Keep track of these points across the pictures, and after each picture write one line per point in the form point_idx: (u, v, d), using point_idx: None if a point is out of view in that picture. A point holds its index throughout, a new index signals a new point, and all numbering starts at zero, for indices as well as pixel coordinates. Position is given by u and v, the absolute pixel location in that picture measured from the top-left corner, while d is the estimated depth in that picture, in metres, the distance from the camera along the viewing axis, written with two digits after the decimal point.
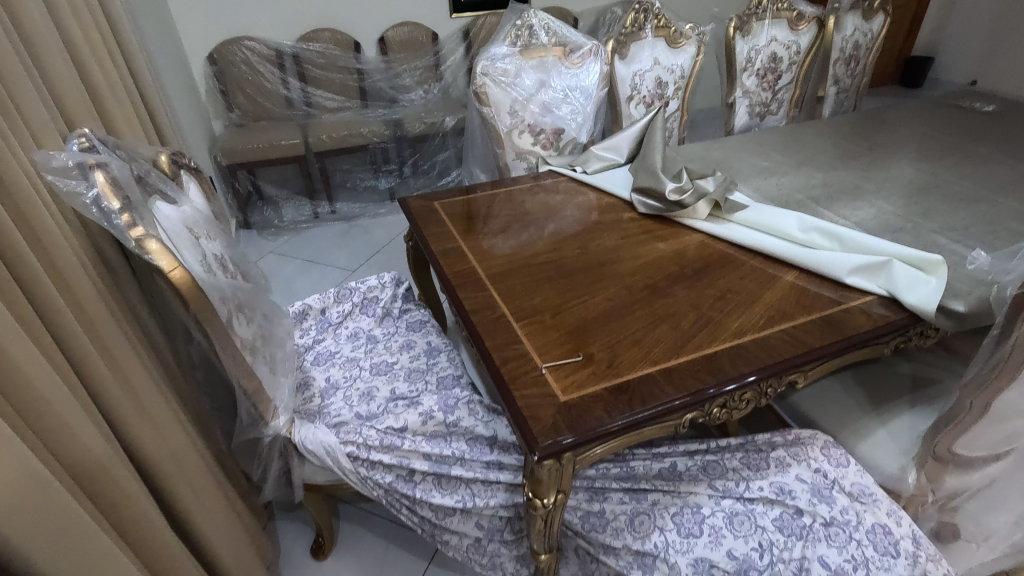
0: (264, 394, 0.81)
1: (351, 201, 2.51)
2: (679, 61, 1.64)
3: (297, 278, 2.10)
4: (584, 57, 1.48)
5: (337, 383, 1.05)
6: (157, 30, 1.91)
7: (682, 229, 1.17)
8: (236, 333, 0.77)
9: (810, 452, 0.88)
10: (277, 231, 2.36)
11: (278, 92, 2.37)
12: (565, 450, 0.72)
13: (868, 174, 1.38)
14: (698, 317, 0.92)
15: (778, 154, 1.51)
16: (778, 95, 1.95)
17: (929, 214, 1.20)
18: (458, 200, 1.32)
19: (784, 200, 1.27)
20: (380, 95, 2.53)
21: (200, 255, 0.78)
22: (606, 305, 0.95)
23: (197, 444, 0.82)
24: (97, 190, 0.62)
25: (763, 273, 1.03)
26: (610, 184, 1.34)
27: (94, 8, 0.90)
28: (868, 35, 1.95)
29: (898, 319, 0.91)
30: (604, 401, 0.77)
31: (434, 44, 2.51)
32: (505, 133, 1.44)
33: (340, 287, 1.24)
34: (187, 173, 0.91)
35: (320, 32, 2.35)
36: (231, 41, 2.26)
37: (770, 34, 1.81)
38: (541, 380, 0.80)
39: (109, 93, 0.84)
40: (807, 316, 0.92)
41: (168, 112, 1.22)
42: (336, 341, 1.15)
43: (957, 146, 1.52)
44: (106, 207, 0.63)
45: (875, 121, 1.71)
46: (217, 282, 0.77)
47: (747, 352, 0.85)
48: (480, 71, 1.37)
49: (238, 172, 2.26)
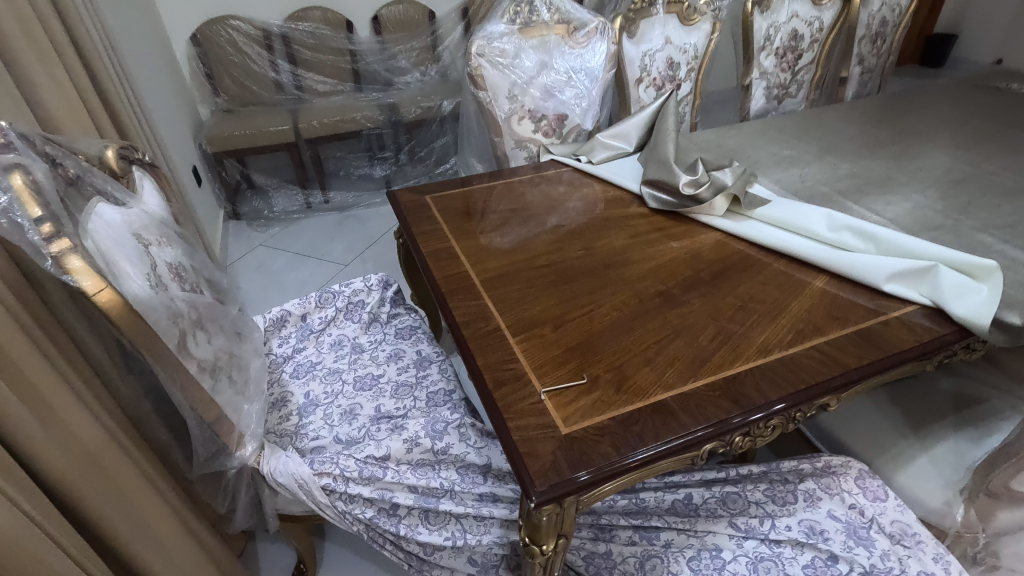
0: (226, 422, 0.71)
1: (345, 190, 2.40)
2: (692, 40, 1.51)
3: (287, 272, 2.01)
4: (589, 35, 1.34)
5: (317, 400, 0.96)
6: (132, 12, 1.79)
7: (697, 226, 1.06)
8: (187, 355, 0.67)
9: (843, 484, 0.79)
10: (267, 223, 2.26)
11: (267, 76, 2.25)
12: (567, 494, 0.62)
13: (900, 164, 1.26)
14: (717, 331, 0.82)
15: (799, 142, 1.39)
16: (799, 76, 1.81)
17: (971, 208, 1.09)
18: (452, 194, 1.21)
19: (808, 193, 1.16)
20: (375, 78, 2.40)
21: (148, 266, 0.68)
22: (614, 316, 0.85)
23: (155, 476, 0.73)
24: (11, 195, 0.53)
25: (789, 278, 0.92)
26: (618, 176, 1.22)
27: None
28: (896, 11, 1.81)
29: (945, 334, 0.80)
30: (611, 434, 0.67)
31: (432, 23, 2.37)
32: (503, 119, 1.32)
33: (322, 290, 1.13)
34: (140, 169, 0.80)
35: (309, 11, 2.23)
36: (216, 20, 2.13)
37: (791, 10, 1.68)
38: (539, 410, 0.70)
39: (44, 77, 0.73)
40: (841, 330, 0.81)
41: (129, 97, 1.11)
42: (317, 350, 1.05)
43: (996, 132, 1.39)
44: (20, 217, 0.53)
45: (904, 104, 1.58)
46: (168, 297, 0.68)
47: (774, 375, 0.74)
48: (475, 52, 1.25)
49: (225, 160, 2.15)
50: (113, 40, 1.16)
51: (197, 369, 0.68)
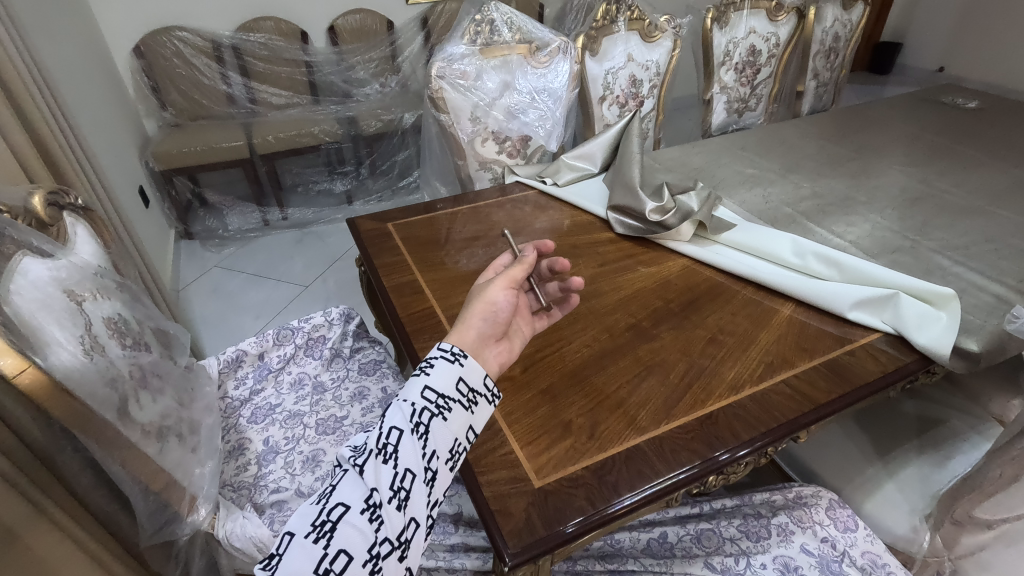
0: (176, 489, 0.64)
1: (304, 206, 2.34)
2: (654, 56, 1.51)
3: (243, 294, 1.93)
4: (552, 55, 1.33)
5: (277, 446, 0.91)
6: (65, 23, 1.69)
7: (665, 252, 1.06)
8: (132, 422, 0.62)
9: (815, 516, 0.80)
10: (222, 241, 2.18)
11: (217, 89, 2.28)
12: (561, 544, 0.61)
13: (858, 183, 1.28)
14: (688, 367, 0.81)
15: (761, 159, 1.40)
16: (757, 90, 1.84)
17: (927, 228, 1.11)
18: (416, 221, 1.17)
19: (772, 215, 1.17)
20: (332, 89, 2.44)
21: (83, 327, 0.62)
22: (585, 353, 0.83)
23: (89, 539, 0.68)
24: None
25: (757, 306, 0.92)
26: (584, 199, 1.20)
27: None
28: (847, 27, 1.87)
29: (909, 363, 0.81)
30: (585, 485, 0.65)
31: (389, 33, 2.45)
32: (467, 142, 1.30)
33: (280, 327, 1.09)
34: (72, 214, 0.74)
35: (262, 21, 2.26)
36: (160, 32, 2.14)
37: (748, 26, 1.71)
38: (511, 461, 0.68)
39: None
40: (810, 363, 0.81)
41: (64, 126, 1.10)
42: (277, 391, 1.00)
43: (945, 148, 1.44)
44: None
45: (858, 118, 1.62)
46: (105, 360, 0.62)
47: (747, 413, 0.74)
48: (435, 74, 1.23)
49: (175, 178, 2.06)
50: (31, 46, 1.12)
51: (140, 436, 0.62)
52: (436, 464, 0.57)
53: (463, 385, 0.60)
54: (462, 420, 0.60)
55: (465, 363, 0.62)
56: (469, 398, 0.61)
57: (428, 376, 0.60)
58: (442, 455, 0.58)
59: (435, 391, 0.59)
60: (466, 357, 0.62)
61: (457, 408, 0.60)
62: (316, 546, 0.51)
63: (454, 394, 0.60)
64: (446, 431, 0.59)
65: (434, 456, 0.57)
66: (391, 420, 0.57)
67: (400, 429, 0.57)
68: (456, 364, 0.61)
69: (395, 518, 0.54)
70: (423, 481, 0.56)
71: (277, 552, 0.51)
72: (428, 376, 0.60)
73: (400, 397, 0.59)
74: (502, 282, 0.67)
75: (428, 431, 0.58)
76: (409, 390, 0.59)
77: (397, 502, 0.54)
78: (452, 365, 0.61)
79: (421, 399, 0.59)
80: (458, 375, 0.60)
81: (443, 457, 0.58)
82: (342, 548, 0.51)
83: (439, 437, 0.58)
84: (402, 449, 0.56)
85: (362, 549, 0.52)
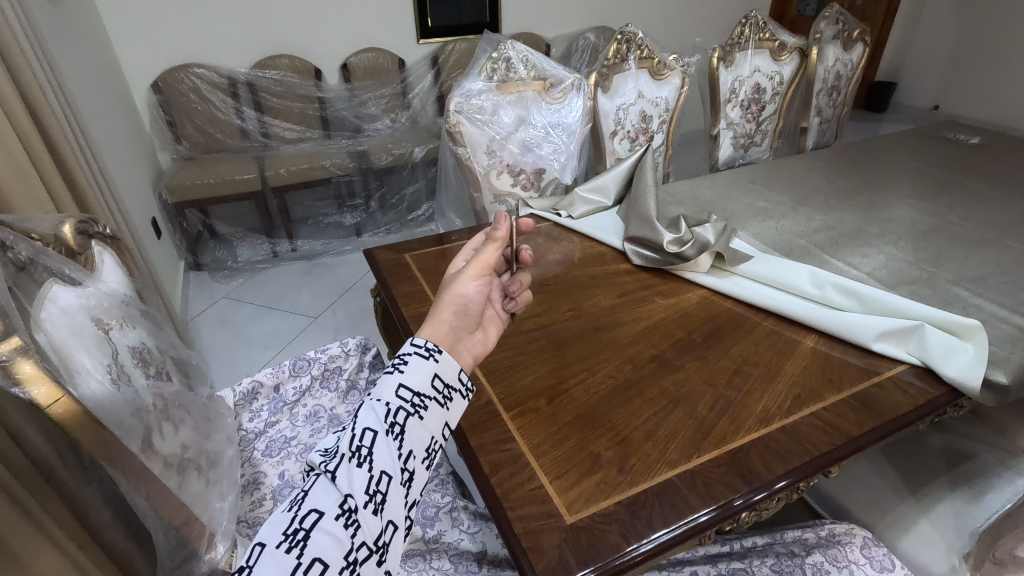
0: (196, 523, 0.62)
1: (314, 238, 2.35)
2: (663, 93, 1.55)
3: (251, 324, 1.92)
4: (565, 91, 1.36)
5: (293, 480, 0.89)
6: (88, 59, 1.73)
7: (683, 283, 1.06)
8: (157, 454, 0.61)
9: (850, 554, 0.78)
10: (231, 273, 2.20)
11: (231, 123, 2.37)
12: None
13: (869, 216, 1.29)
14: (715, 399, 0.80)
15: (771, 192, 1.42)
16: (762, 126, 1.88)
17: (942, 260, 1.11)
18: (431, 252, 1.17)
19: (787, 247, 1.17)
20: (343, 124, 2.56)
21: (110, 355, 0.62)
22: (609, 384, 0.82)
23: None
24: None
25: (780, 337, 0.92)
26: (599, 230, 1.21)
27: None
28: (848, 65, 1.93)
29: (939, 396, 0.80)
30: (618, 520, 0.63)
31: (401, 71, 2.56)
32: (482, 175, 1.32)
33: (296, 358, 1.07)
34: (100, 243, 0.74)
35: (277, 59, 2.35)
36: (179, 68, 2.24)
37: (753, 64, 1.75)
38: (541, 495, 0.66)
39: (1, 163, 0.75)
40: (837, 394, 0.80)
41: (85, 153, 1.13)
42: (292, 423, 0.98)
43: (952, 183, 1.45)
44: None
45: (864, 153, 1.65)
46: (131, 390, 0.61)
47: (778, 446, 0.72)
48: (454, 109, 1.26)
49: (186, 210, 2.08)
50: (59, 79, 1.15)
51: (162, 468, 0.61)
52: (413, 463, 0.56)
53: (438, 382, 0.60)
54: (438, 417, 0.59)
55: (440, 359, 0.61)
56: (444, 395, 0.61)
57: (402, 375, 0.59)
58: (419, 455, 0.57)
59: (410, 389, 0.58)
60: (440, 352, 0.62)
61: (432, 405, 0.59)
62: (288, 555, 0.48)
63: (429, 392, 0.59)
64: (422, 428, 0.58)
65: (411, 456, 0.56)
66: (364, 420, 0.56)
67: (375, 430, 0.55)
68: (431, 360, 0.61)
69: (372, 522, 0.52)
70: (400, 482, 0.55)
71: (246, 564, 0.47)
72: (403, 374, 0.59)
73: (372, 396, 0.58)
74: (472, 274, 0.68)
75: (404, 431, 0.57)
76: (382, 389, 0.58)
77: (373, 506, 0.53)
78: (427, 361, 0.60)
79: (396, 398, 0.57)
80: (433, 372, 0.60)
81: (420, 456, 0.57)
82: (316, 556, 0.49)
83: (415, 436, 0.57)
84: (378, 450, 0.55)
85: (338, 557, 0.50)
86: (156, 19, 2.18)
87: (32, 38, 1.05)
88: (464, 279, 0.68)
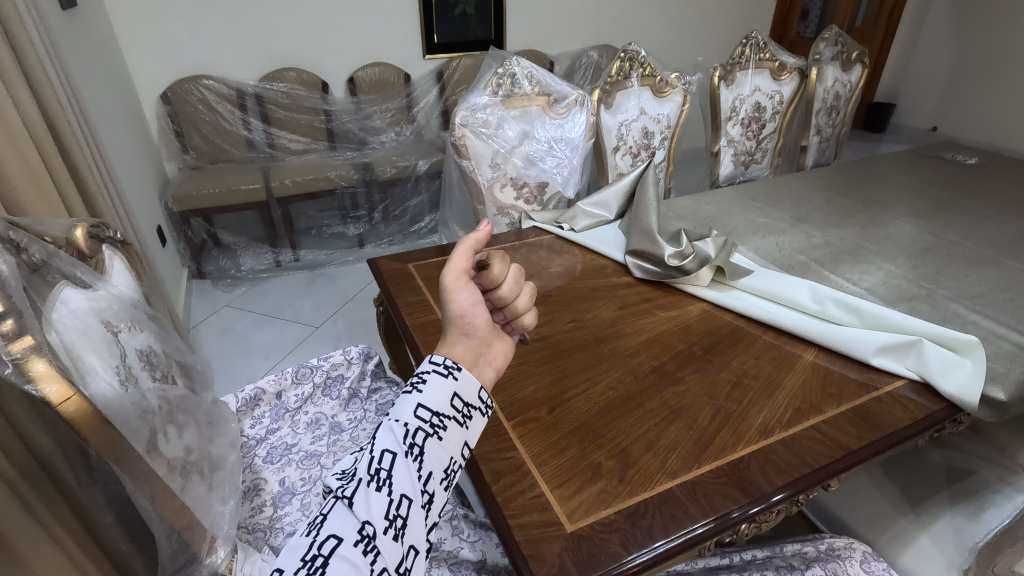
0: (199, 528, 0.61)
1: (317, 248, 2.38)
2: (665, 110, 1.57)
3: (253, 333, 1.93)
4: (569, 107, 1.39)
5: (293, 487, 0.89)
6: (100, 69, 1.76)
7: (684, 296, 1.07)
8: (161, 457, 0.61)
9: (849, 568, 0.78)
10: (234, 282, 2.21)
11: (238, 134, 2.40)
12: None
13: (868, 233, 1.31)
14: (715, 411, 0.80)
15: (771, 209, 1.43)
16: (762, 144, 1.90)
17: (940, 277, 1.12)
18: (435, 263, 1.18)
19: (787, 262, 1.19)
20: (349, 137, 2.59)
21: (117, 358, 0.62)
22: (610, 395, 0.83)
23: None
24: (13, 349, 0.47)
25: (779, 350, 0.92)
26: (601, 243, 1.23)
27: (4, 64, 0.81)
28: (847, 86, 1.96)
29: (937, 411, 0.81)
30: (619, 529, 0.63)
31: (407, 85, 2.60)
32: (486, 187, 1.34)
33: (299, 365, 1.08)
34: (110, 247, 0.75)
35: (285, 72, 2.39)
36: (188, 80, 2.28)
37: (753, 84, 1.78)
38: (542, 503, 0.67)
39: (16, 171, 0.76)
40: (837, 408, 0.81)
41: (96, 161, 1.15)
42: (293, 430, 0.99)
43: (950, 202, 1.47)
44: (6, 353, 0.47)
45: (862, 172, 1.67)
46: (138, 392, 0.62)
47: (778, 458, 0.73)
48: (459, 122, 1.28)
49: (191, 219, 2.09)
50: (73, 88, 1.17)
51: (165, 471, 0.61)
52: (433, 486, 0.54)
53: (458, 401, 0.58)
54: (457, 437, 0.57)
55: (459, 376, 0.59)
56: (463, 413, 0.58)
57: (421, 395, 0.57)
58: (438, 476, 0.55)
59: (429, 409, 0.56)
60: (459, 370, 0.59)
61: (451, 425, 0.57)
62: None
63: (448, 411, 0.57)
64: (441, 450, 0.55)
65: (430, 478, 0.54)
66: (383, 442, 0.54)
67: (393, 452, 0.53)
68: (450, 378, 0.58)
69: (392, 548, 0.51)
70: (420, 506, 0.53)
71: None
72: (422, 394, 0.56)
73: (390, 416, 0.55)
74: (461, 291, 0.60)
75: (422, 452, 0.54)
76: (400, 409, 0.56)
77: (393, 532, 0.51)
78: (446, 380, 0.58)
79: (415, 418, 0.55)
80: (452, 391, 0.58)
81: (439, 478, 0.55)
82: None
83: (434, 458, 0.55)
84: (397, 473, 0.53)
85: None
86: (167, 31, 2.23)
87: (49, 47, 1.08)
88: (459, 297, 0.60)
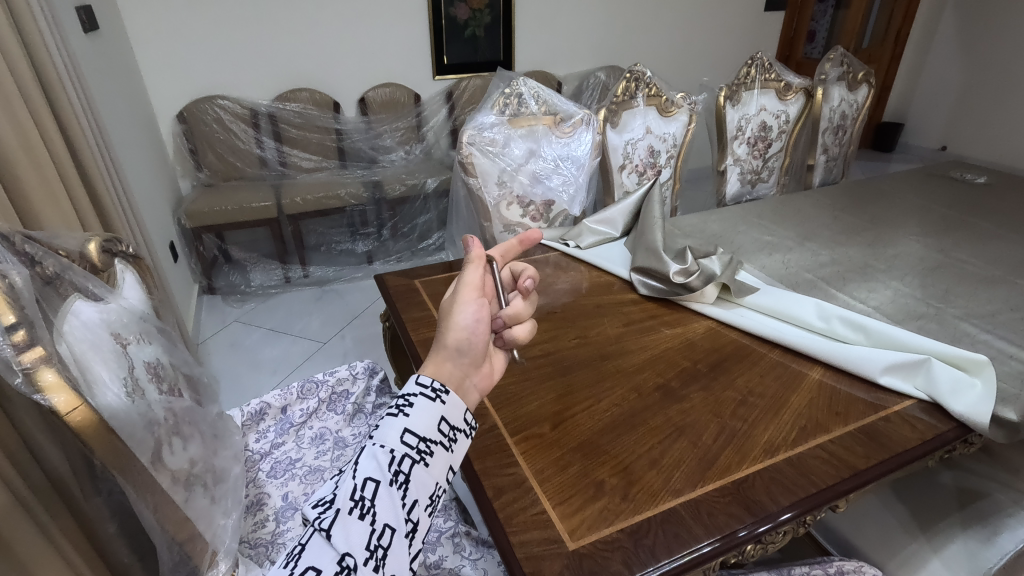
0: (199, 540, 0.61)
1: (326, 264, 2.40)
2: (671, 129, 1.58)
3: (262, 347, 1.95)
4: (575, 126, 1.41)
5: (296, 502, 0.89)
6: (120, 90, 1.82)
7: (690, 314, 1.07)
8: (165, 468, 0.61)
9: None
10: (243, 297, 2.23)
11: (251, 152, 2.45)
12: None
13: (876, 251, 1.30)
14: (720, 429, 0.79)
15: (778, 227, 1.43)
16: (769, 163, 1.90)
17: (950, 296, 1.12)
18: (442, 279, 1.19)
19: (794, 280, 1.18)
20: (359, 155, 2.63)
21: (126, 370, 0.63)
22: (613, 412, 0.82)
23: None
24: (23, 359, 0.48)
25: (785, 368, 0.92)
26: (606, 260, 1.23)
27: (25, 85, 0.84)
28: (853, 105, 1.97)
29: (947, 431, 0.80)
30: (621, 548, 0.63)
31: (417, 104, 2.65)
32: (493, 205, 1.35)
33: (305, 379, 1.07)
34: (122, 261, 0.76)
35: (298, 92, 2.44)
36: (204, 100, 2.34)
37: (759, 103, 1.80)
38: (544, 520, 0.66)
39: (33, 188, 0.79)
40: (843, 428, 0.80)
41: (113, 177, 1.18)
42: (297, 445, 0.99)
43: (960, 221, 1.46)
44: (16, 363, 0.48)
45: (870, 191, 1.67)
46: (144, 404, 0.63)
47: (784, 478, 0.72)
48: (467, 141, 1.30)
49: (203, 235, 2.13)
50: (92, 107, 1.21)
51: (169, 483, 0.61)
52: (417, 513, 0.54)
53: (444, 425, 0.58)
54: (442, 462, 0.57)
55: (447, 400, 0.59)
56: (449, 437, 0.59)
57: (408, 419, 0.57)
58: (423, 503, 0.55)
59: (416, 435, 0.56)
60: (447, 393, 0.60)
61: (437, 451, 0.57)
62: None
63: (435, 436, 0.57)
64: (426, 476, 0.56)
65: (415, 505, 0.54)
66: (366, 470, 0.54)
67: (377, 480, 0.53)
68: (438, 402, 0.58)
69: None
70: (403, 534, 0.53)
71: None
72: (408, 419, 0.57)
73: (375, 442, 0.55)
74: (469, 304, 0.64)
75: (408, 479, 0.55)
76: (387, 434, 0.56)
77: (374, 562, 0.51)
78: (433, 404, 0.58)
79: (401, 445, 0.55)
80: (439, 415, 0.58)
81: (423, 504, 0.55)
82: None
83: (419, 484, 0.55)
84: (380, 502, 0.53)
85: None
86: (185, 52, 2.28)
87: (69, 67, 1.11)
88: (462, 310, 0.63)
